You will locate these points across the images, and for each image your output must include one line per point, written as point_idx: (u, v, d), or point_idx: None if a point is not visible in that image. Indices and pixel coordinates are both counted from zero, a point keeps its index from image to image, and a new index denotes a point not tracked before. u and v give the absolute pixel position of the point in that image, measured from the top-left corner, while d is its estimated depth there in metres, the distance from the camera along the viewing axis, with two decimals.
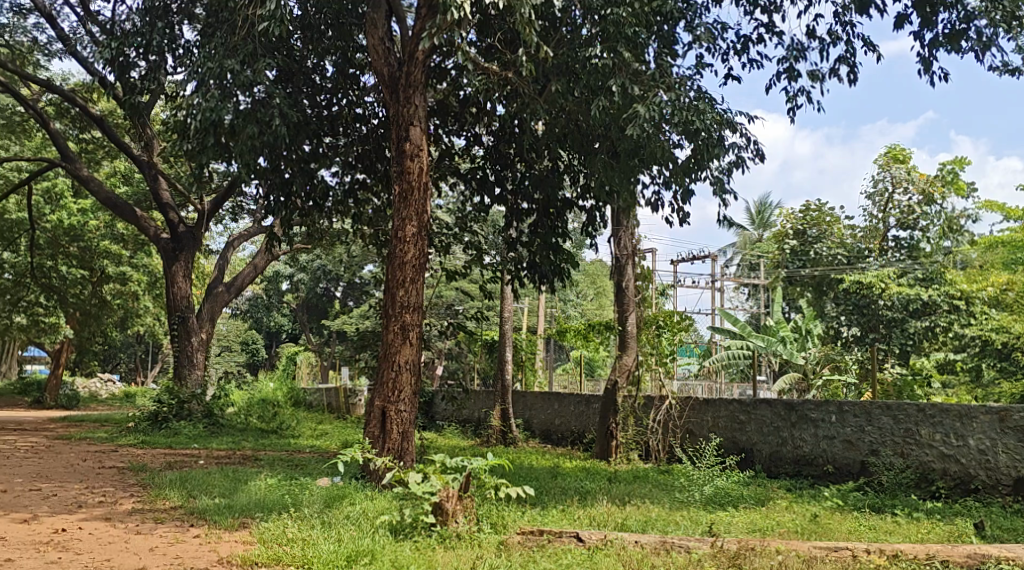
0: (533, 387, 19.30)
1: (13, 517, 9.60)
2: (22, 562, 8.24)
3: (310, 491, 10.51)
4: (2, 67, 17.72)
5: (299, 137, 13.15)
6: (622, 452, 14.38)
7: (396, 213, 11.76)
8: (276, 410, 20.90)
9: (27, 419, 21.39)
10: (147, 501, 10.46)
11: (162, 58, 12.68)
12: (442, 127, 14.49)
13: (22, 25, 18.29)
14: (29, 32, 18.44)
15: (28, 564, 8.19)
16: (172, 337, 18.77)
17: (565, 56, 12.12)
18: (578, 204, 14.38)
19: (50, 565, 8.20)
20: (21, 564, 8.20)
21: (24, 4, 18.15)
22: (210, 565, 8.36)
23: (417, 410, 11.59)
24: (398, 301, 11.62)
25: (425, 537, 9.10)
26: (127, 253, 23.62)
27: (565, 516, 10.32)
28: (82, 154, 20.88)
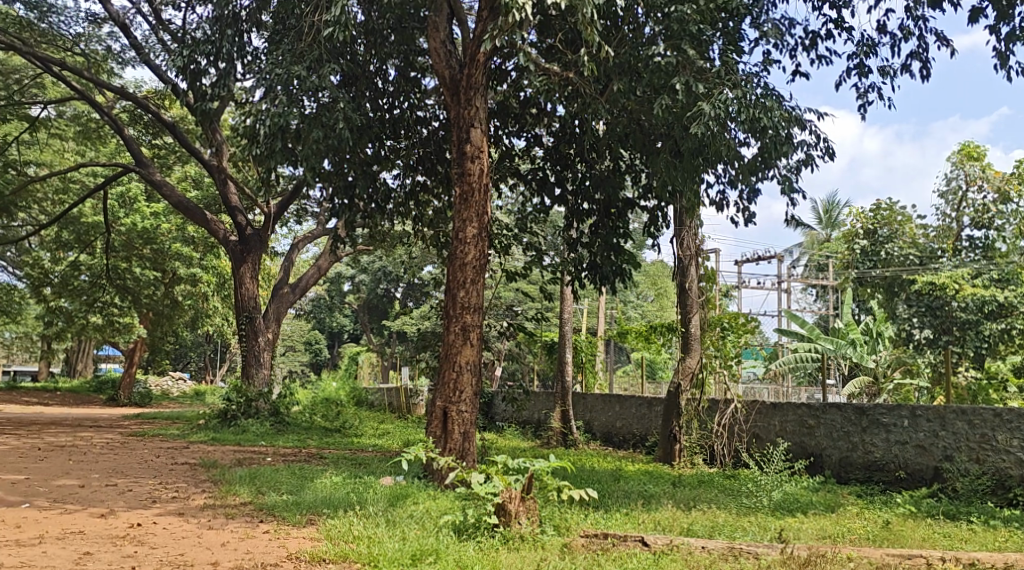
0: (595, 389, 19.16)
1: (91, 512, 9.73)
2: (99, 555, 8.33)
3: (374, 490, 10.48)
4: (77, 75, 18.05)
5: (361, 139, 13.19)
6: (686, 455, 14.19)
7: (457, 214, 11.74)
8: (339, 409, 21.03)
9: (102, 420, 20.51)
10: (218, 496, 10.55)
11: (232, 64, 12.82)
12: (503, 128, 14.36)
13: (97, 34, 18.63)
14: (103, 41, 18.77)
15: (105, 559, 8.26)
16: (240, 338, 18.99)
17: (628, 55, 12.00)
18: (640, 204, 14.23)
19: (127, 559, 8.26)
20: (99, 557, 8.29)
21: (98, 13, 18.48)
22: (280, 560, 8.39)
23: (477, 411, 11.53)
24: (459, 302, 11.58)
25: (489, 537, 9.03)
26: (198, 255, 24.01)
27: (629, 520, 10.19)
28: (155, 159, 21.29)
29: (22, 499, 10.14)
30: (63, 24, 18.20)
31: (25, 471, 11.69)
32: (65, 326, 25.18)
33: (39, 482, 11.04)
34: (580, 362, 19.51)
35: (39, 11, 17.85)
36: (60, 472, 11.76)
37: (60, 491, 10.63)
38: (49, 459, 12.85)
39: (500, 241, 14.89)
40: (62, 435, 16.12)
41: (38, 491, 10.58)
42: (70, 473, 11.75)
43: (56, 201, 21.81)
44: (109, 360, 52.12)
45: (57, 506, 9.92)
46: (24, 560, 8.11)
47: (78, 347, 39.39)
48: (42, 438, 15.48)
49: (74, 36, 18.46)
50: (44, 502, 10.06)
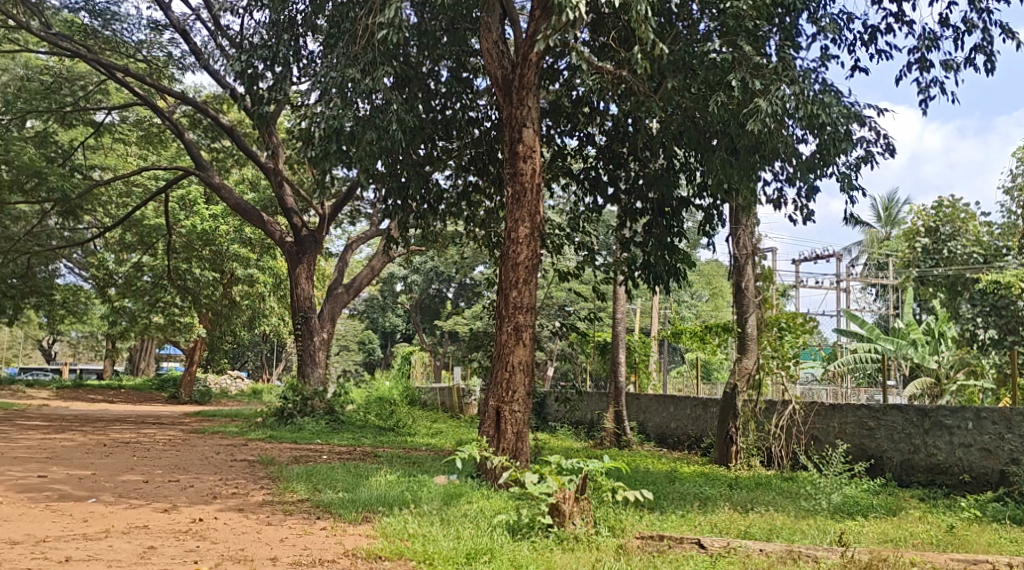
0: (648, 390, 19.00)
1: (154, 507, 9.84)
2: (162, 550, 8.39)
3: (428, 489, 10.49)
4: (140, 81, 18.33)
5: (414, 140, 13.20)
6: (743, 457, 13.98)
7: (509, 214, 11.70)
8: (393, 408, 21.11)
9: (165, 420, 19.80)
10: (276, 493, 10.61)
11: (288, 68, 12.90)
12: (555, 128, 14.30)
13: (159, 41, 18.90)
14: (165, 48, 19.04)
15: (168, 553, 8.32)
16: (296, 337, 19.20)
17: (683, 52, 11.83)
18: (695, 203, 14.04)
19: (189, 554, 8.32)
20: (162, 551, 8.36)
21: (159, 20, 18.75)
22: (337, 557, 8.40)
23: (531, 411, 11.47)
24: (512, 301, 11.52)
25: (543, 537, 8.96)
26: (254, 256, 24.27)
27: (685, 522, 10.06)
28: (213, 162, 21.54)
29: (89, 493, 10.28)
30: (126, 32, 18.49)
31: (91, 466, 11.87)
32: (129, 325, 25.64)
33: (105, 477, 11.20)
34: (633, 362, 19.34)
35: (103, 19, 18.11)
36: (124, 468, 11.92)
37: (125, 486, 10.78)
38: (113, 454, 13.04)
39: (552, 240, 14.80)
40: (126, 432, 16.36)
41: (104, 486, 10.73)
42: (135, 468, 11.91)
43: (118, 204, 22.17)
44: (171, 358, 52.94)
45: (122, 501, 10.04)
46: (90, 554, 8.19)
47: (141, 346, 40.11)
48: (107, 434, 15.74)
49: (137, 43, 18.75)
50: (110, 497, 10.20)
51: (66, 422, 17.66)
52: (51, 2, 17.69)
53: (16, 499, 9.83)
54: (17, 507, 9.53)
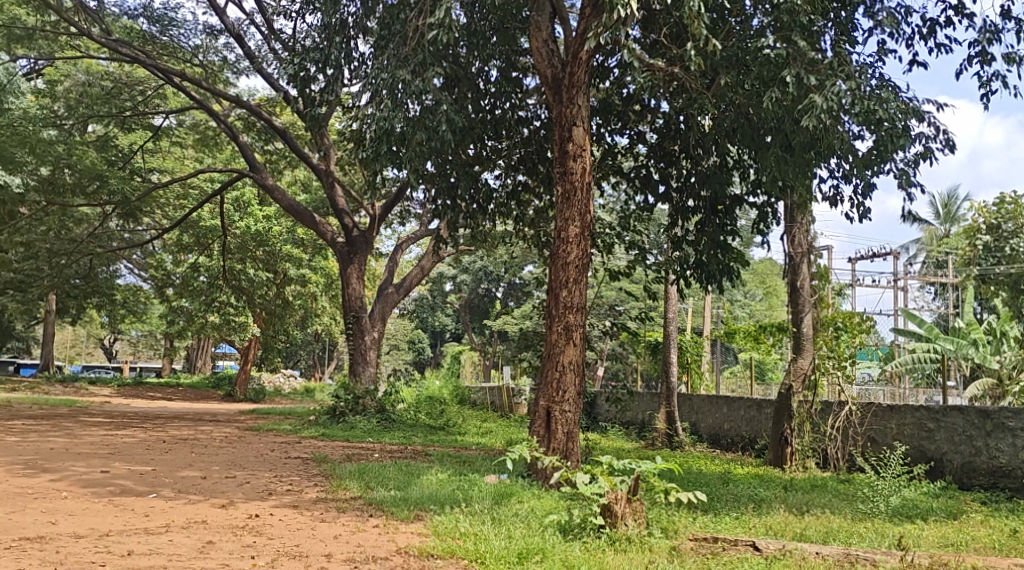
0: (700, 390, 18.84)
1: (212, 503, 9.93)
2: (220, 545, 8.45)
3: (480, 488, 10.47)
4: (196, 85, 18.55)
5: (463, 140, 13.20)
6: (798, 459, 13.79)
7: (560, 214, 11.62)
8: (443, 407, 21.13)
9: (225, 420, 19.38)
10: (329, 491, 10.66)
11: (340, 71, 12.95)
12: (605, 126, 14.21)
13: (214, 45, 19.11)
14: (220, 52, 19.25)
15: (226, 548, 8.38)
16: (347, 336, 19.34)
17: (735, 48, 11.66)
18: (748, 200, 13.85)
19: (246, 549, 8.37)
20: (221, 547, 8.41)
21: (215, 25, 18.95)
22: (390, 554, 8.41)
23: (582, 411, 11.38)
24: (562, 301, 11.44)
25: (595, 538, 8.88)
26: (306, 256, 24.47)
27: (740, 524, 9.92)
28: (267, 164, 21.75)
29: (149, 489, 10.40)
30: (182, 37, 18.72)
31: (151, 462, 12.02)
32: (186, 324, 26.01)
33: (165, 473, 11.33)
34: (685, 362, 19.16)
35: (161, 25, 18.39)
36: (183, 464, 12.07)
37: (184, 482, 10.90)
38: (173, 451, 13.22)
39: (602, 240, 14.69)
40: (184, 429, 16.57)
41: (164, 482, 10.85)
42: (193, 465, 12.04)
43: (176, 206, 22.47)
44: (226, 356, 53.67)
45: (181, 497, 10.15)
46: (151, 548, 8.27)
47: (197, 345, 40.68)
48: (166, 431, 15.94)
49: (193, 48, 18.98)
50: (170, 492, 10.31)
51: (127, 419, 17.94)
52: (111, 8, 17.99)
53: (80, 494, 9.98)
54: (80, 501, 9.67)
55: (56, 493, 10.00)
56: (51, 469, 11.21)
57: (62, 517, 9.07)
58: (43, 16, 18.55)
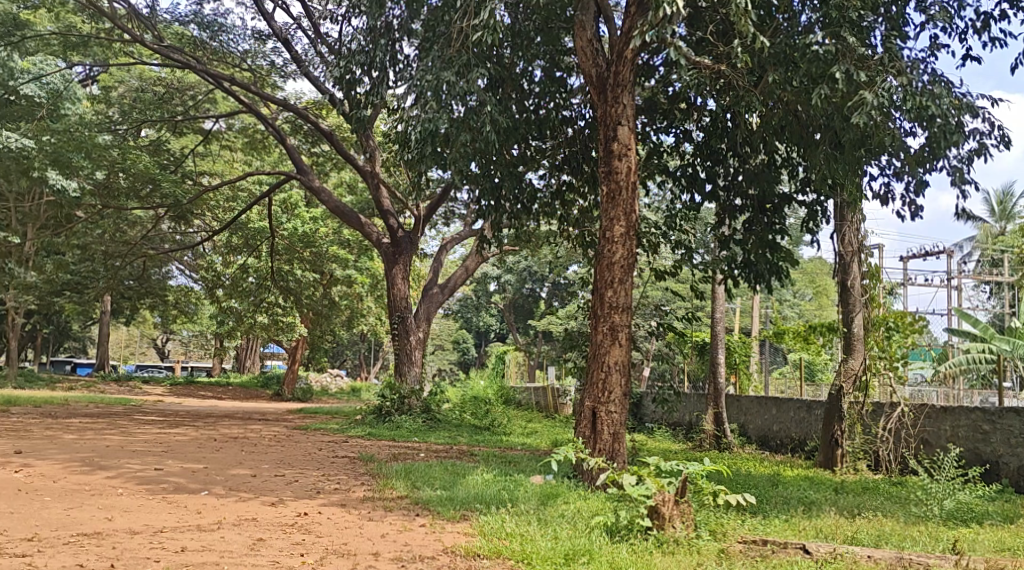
0: (749, 391, 18.64)
1: (262, 501, 9.99)
2: (271, 542, 8.50)
3: (525, 488, 10.42)
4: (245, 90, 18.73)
5: (508, 140, 13.17)
6: (850, 461, 13.59)
7: (605, 213, 11.54)
8: (488, 407, 21.10)
9: (275, 420, 19.37)
10: (376, 490, 10.67)
11: (385, 73, 12.98)
12: (650, 124, 14.11)
13: (262, 50, 19.27)
14: (268, 57, 19.42)
15: (276, 546, 8.42)
16: (392, 336, 19.41)
17: (783, 45, 11.49)
18: (797, 199, 13.65)
19: (296, 547, 8.41)
20: (271, 544, 8.46)
21: (263, 30, 19.12)
22: (437, 553, 8.40)
23: (628, 412, 11.28)
24: (607, 301, 11.35)
25: (642, 540, 8.79)
26: (352, 257, 24.58)
27: (789, 527, 9.78)
28: (314, 166, 21.89)
29: (201, 486, 10.50)
30: (232, 42, 18.91)
31: (203, 460, 12.14)
32: (235, 324, 26.27)
33: (216, 471, 11.43)
34: (733, 363, 18.96)
35: (211, 31, 18.57)
36: (233, 462, 12.17)
37: (235, 480, 10.98)
38: (223, 449, 13.33)
39: (648, 240, 14.55)
40: (235, 427, 16.70)
41: (215, 479, 10.95)
42: (243, 463, 12.14)
43: (225, 207, 22.69)
44: (275, 356, 54.18)
45: (233, 494, 10.23)
46: (203, 544, 8.33)
47: (246, 345, 41.10)
48: (217, 430, 16.08)
49: (242, 53, 19.17)
50: (221, 490, 10.39)
51: (179, 418, 18.14)
52: (163, 15, 18.22)
53: (135, 491, 10.09)
54: (136, 498, 9.77)
55: (112, 490, 10.12)
56: (106, 466, 11.36)
57: (118, 513, 9.18)
58: (98, 24, 18.86)
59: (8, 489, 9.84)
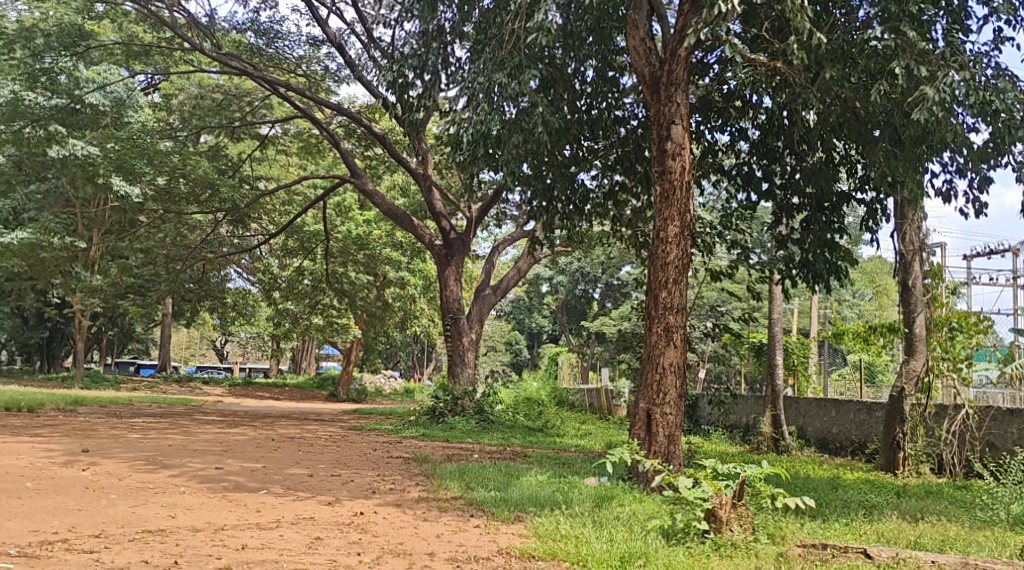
0: (807, 393, 18.38)
1: (319, 500, 10.04)
2: (328, 541, 8.52)
3: (580, 490, 10.35)
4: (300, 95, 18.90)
5: (560, 141, 13.09)
6: (912, 464, 13.34)
7: (659, 214, 11.41)
8: (541, 409, 21.03)
9: (330, 420, 19.49)
10: (431, 490, 10.68)
11: (437, 76, 12.98)
12: (705, 123, 13.95)
13: (317, 56, 19.43)
14: (322, 62, 19.58)
15: (334, 544, 8.45)
16: (445, 337, 19.46)
17: (841, 41, 11.29)
18: (856, 197, 13.40)
19: (353, 546, 8.43)
20: (328, 543, 8.48)
21: (317, 36, 19.28)
22: (492, 554, 8.37)
23: (683, 414, 11.15)
24: (662, 302, 11.23)
25: (699, 543, 8.67)
26: (405, 259, 24.68)
27: (850, 531, 9.59)
28: (367, 169, 22.02)
29: (260, 485, 10.58)
30: (287, 49, 19.10)
31: (262, 459, 12.26)
32: (291, 326, 26.52)
33: (274, 470, 11.51)
34: (791, 365, 18.71)
35: (267, 38, 18.76)
36: (291, 462, 12.25)
37: (293, 479, 11.06)
38: (281, 449, 13.43)
39: (703, 240, 14.37)
40: (292, 427, 16.84)
41: (273, 479, 11.03)
42: (300, 462, 12.23)
43: (281, 211, 22.92)
44: (331, 358, 54.71)
45: (291, 493, 10.29)
46: (263, 542, 8.39)
47: (302, 346, 41.50)
48: (274, 430, 16.20)
49: (297, 59, 19.36)
50: (280, 489, 10.46)
51: (238, 418, 18.34)
52: (221, 23, 18.44)
53: (197, 490, 10.20)
54: (197, 497, 9.88)
55: (174, 488, 10.24)
56: (169, 465, 11.50)
57: (180, 511, 9.27)
58: (159, 33, 19.20)
59: (75, 486, 10.00)
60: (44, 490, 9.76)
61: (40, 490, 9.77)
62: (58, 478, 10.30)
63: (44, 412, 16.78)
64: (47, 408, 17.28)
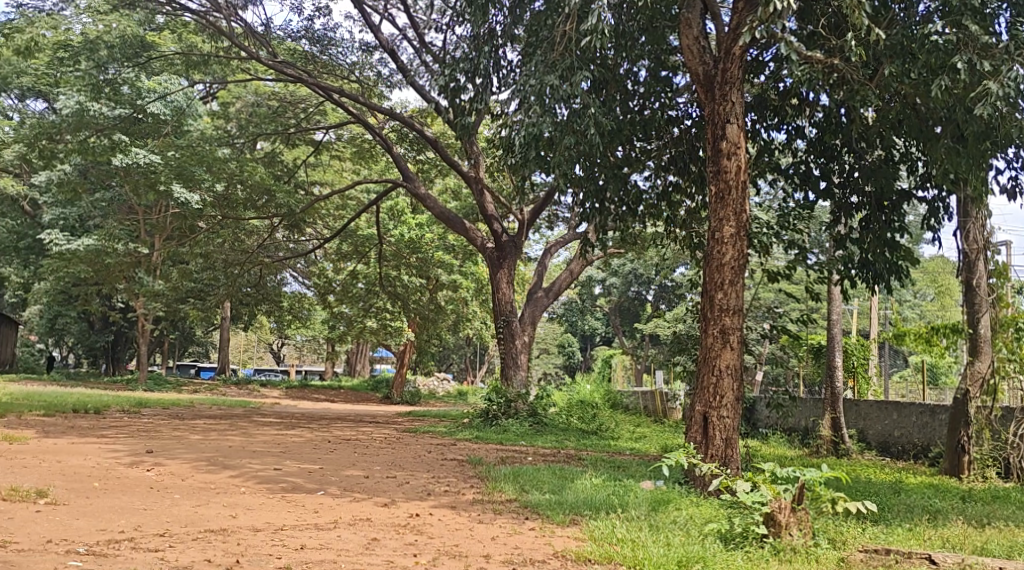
0: (867, 396, 18.07)
1: (375, 501, 10.06)
2: (385, 542, 8.52)
3: (636, 494, 10.26)
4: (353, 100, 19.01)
5: (612, 142, 13.00)
6: (977, 468, 13.00)
7: (714, 214, 11.27)
8: (595, 411, 20.92)
9: (384, 423, 19.56)
10: (485, 492, 10.66)
11: (489, 79, 12.95)
12: (760, 122, 13.75)
13: (369, 62, 19.54)
14: (375, 68, 19.68)
15: (390, 545, 8.45)
16: (498, 340, 19.43)
17: (901, 36, 11.05)
18: (917, 195, 13.11)
19: (409, 548, 8.42)
20: (385, 544, 8.48)
21: (370, 42, 19.39)
22: (547, 557, 8.31)
23: (741, 417, 10.98)
24: (718, 303, 11.09)
25: (758, 548, 8.53)
26: (458, 262, 24.76)
27: (914, 536, 9.37)
28: (419, 173, 22.11)
29: (318, 487, 10.64)
30: (341, 56, 19.22)
31: (319, 461, 12.32)
32: (346, 329, 26.72)
33: (331, 472, 11.57)
34: (851, 367, 18.39)
35: (321, 45, 18.91)
36: (347, 463, 12.32)
37: (349, 480, 11.10)
38: (338, 451, 13.50)
39: (760, 240, 14.15)
40: (348, 430, 16.93)
41: (331, 480, 11.09)
42: (357, 464, 12.27)
43: (335, 215, 23.09)
44: (384, 361, 55.11)
45: (348, 494, 10.32)
46: (321, 543, 8.41)
47: (357, 349, 41.83)
48: (330, 432, 16.34)
49: (350, 65, 19.47)
50: (337, 490, 10.50)
51: (295, 420, 18.49)
52: (277, 32, 18.63)
53: (257, 490, 10.28)
54: (257, 497, 9.96)
55: (235, 488, 10.34)
56: (230, 466, 11.62)
57: (241, 511, 9.35)
58: (217, 43, 19.48)
59: (139, 486, 10.13)
60: (111, 490, 9.90)
61: (107, 489, 9.91)
62: (124, 478, 10.45)
63: (109, 413, 17.07)
64: (112, 410, 17.58)
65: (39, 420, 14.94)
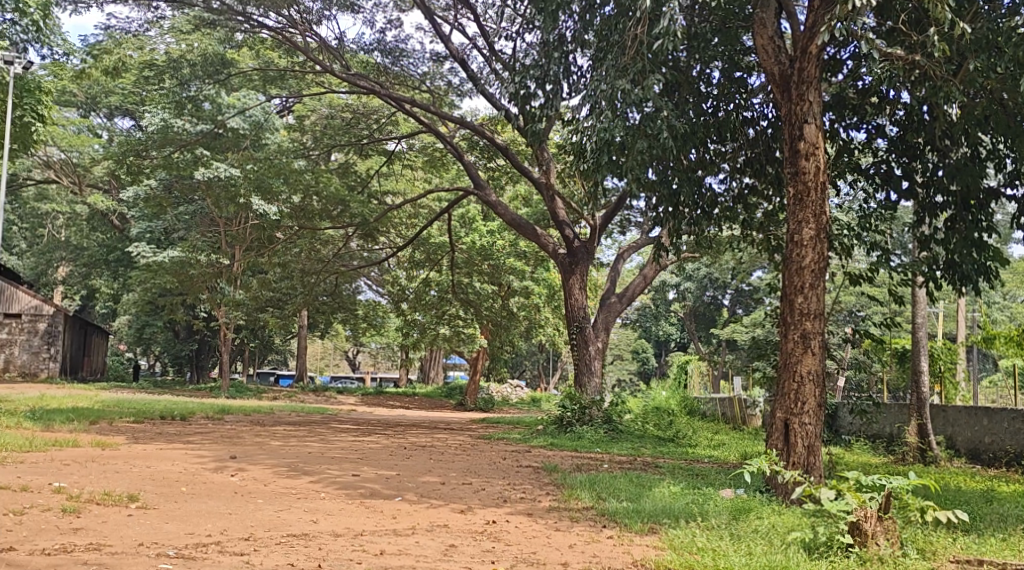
0: (954, 401, 17.53)
1: (452, 508, 10.03)
2: (462, 549, 8.48)
3: (715, 502, 10.06)
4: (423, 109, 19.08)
5: (686, 145, 12.79)
6: None
7: (792, 216, 11.02)
8: (672, 418, 20.66)
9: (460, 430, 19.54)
10: (562, 500, 10.57)
11: (559, 86, 12.90)
12: (839, 121, 13.42)
13: (440, 71, 19.64)
14: (445, 77, 19.77)
15: (468, 552, 8.41)
16: (571, 347, 19.30)
17: (985, 30, 10.66)
18: (1005, 193, 12.66)
19: (487, 554, 8.37)
20: (462, 551, 8.44)
21: (441, 51, 19.46)
22: (626, 566, 8.18)
23: (823, 423, 10.70)
24: (798, 307, 10.83)
25: (844, 558, 8.28)
26: (530, 269, 24.73)
27: (1008, 546, 9.01)
28: (490, 181, 22.10)
29: (396, 492, 10.68)
30: (412, 66, 19.35)
31: (396, 467, 12.37)
32: (420, 337, 26.87)
33: (408, 478, 11.61)
34: (938, 372, 17.85)
35: (393, 56, 19.03)
36: (423, 470, 12.34)
37: (426, 487, 11.11)
38: (414, 457, 13.53)
39: (841, 242, 13.83)
40: (423, 436, 16.99)
41: (408, 486, 11.10)
42: (433, 470, 12.29)
43: (407, 223, 23.22)
44: (459, 368, 55.50)
45: (425, 500, 10.33)
46: (400, 548, 8.41)
47: (431, 356, 42.08)
48: (408, 438, 16.40)
49: (421, 75, 19.59)
50: (414, 496, 10.52)
51: (372, 427, 18.62)
52: (350, 45, 18.74)
53: (337, 496, 10.35)
54: (337, 502, 10.01)
55: (316, 493, 10.41)
56: (310, 471, 11.72)
57: (322, 516, 9.40)
58: (293, 57, 19.79)
59: (225, 491, 10.26)
60: (197, 494, 10.04)
61: (193, 494, 10.06)
62: (210, 483, 10.60)
63: (194, 420, 17.37)
64: (196, 416, 17.89)
65: (128, 425, 15.29)
